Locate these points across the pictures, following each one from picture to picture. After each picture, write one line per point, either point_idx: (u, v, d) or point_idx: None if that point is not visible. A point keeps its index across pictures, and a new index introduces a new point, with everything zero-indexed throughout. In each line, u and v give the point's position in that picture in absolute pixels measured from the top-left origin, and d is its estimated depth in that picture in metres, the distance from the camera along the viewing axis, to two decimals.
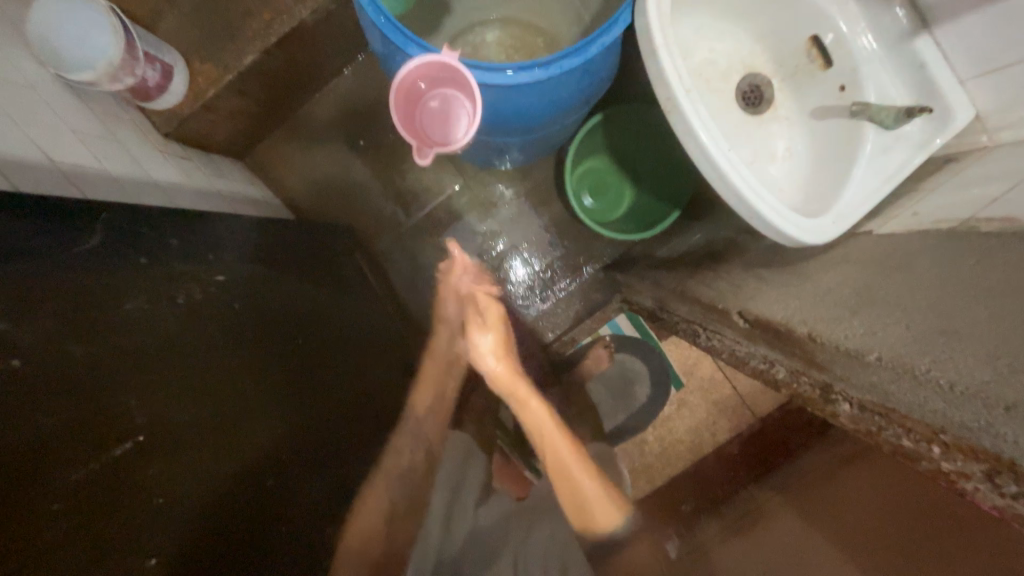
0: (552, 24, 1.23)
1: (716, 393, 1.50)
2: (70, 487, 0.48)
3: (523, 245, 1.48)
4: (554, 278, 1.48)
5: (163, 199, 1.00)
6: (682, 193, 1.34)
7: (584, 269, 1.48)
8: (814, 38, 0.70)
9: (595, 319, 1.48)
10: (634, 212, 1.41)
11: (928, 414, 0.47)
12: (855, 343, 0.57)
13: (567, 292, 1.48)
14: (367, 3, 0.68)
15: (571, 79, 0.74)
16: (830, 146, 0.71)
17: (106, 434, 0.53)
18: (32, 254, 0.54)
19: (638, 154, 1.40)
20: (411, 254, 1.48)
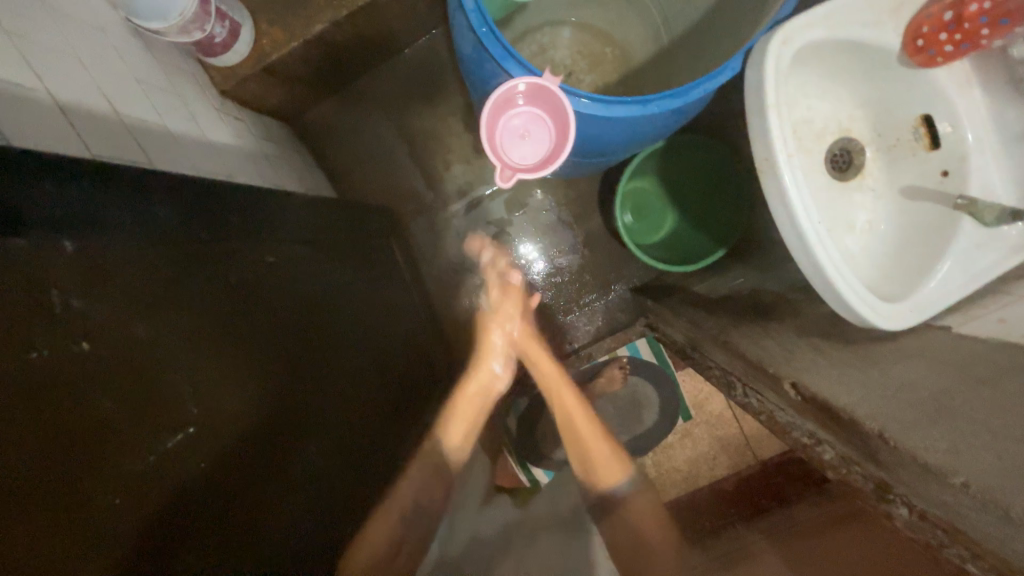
0: (630, 39, 1.19)
1: (722, 430, 1.50)
2: (127, 478, 0.48)
3: (556, 254, 1.46)
4: (581, 292, 1.46)
5: (222, 167, 0.98)
6: (729, 230, 1.32)
7: (613, 288, 1.46)
8: (925, 118, 0.67)
9: (615, 339, 1.46)
10: (675, 239, 1.38)
11: (1015, 555, 0.43)
12: (933, 458, 0.49)
13: (591, 308, 1.47)
14: (472, 8, 0.65)
15: (661, 118, 0.72)
16: (916, 230, 0.69)
17: (162, 424, 0.52)
18: (109, 229, 0.54)
19: (688, 182, 1.37)
20: (442, 245, 1.47)
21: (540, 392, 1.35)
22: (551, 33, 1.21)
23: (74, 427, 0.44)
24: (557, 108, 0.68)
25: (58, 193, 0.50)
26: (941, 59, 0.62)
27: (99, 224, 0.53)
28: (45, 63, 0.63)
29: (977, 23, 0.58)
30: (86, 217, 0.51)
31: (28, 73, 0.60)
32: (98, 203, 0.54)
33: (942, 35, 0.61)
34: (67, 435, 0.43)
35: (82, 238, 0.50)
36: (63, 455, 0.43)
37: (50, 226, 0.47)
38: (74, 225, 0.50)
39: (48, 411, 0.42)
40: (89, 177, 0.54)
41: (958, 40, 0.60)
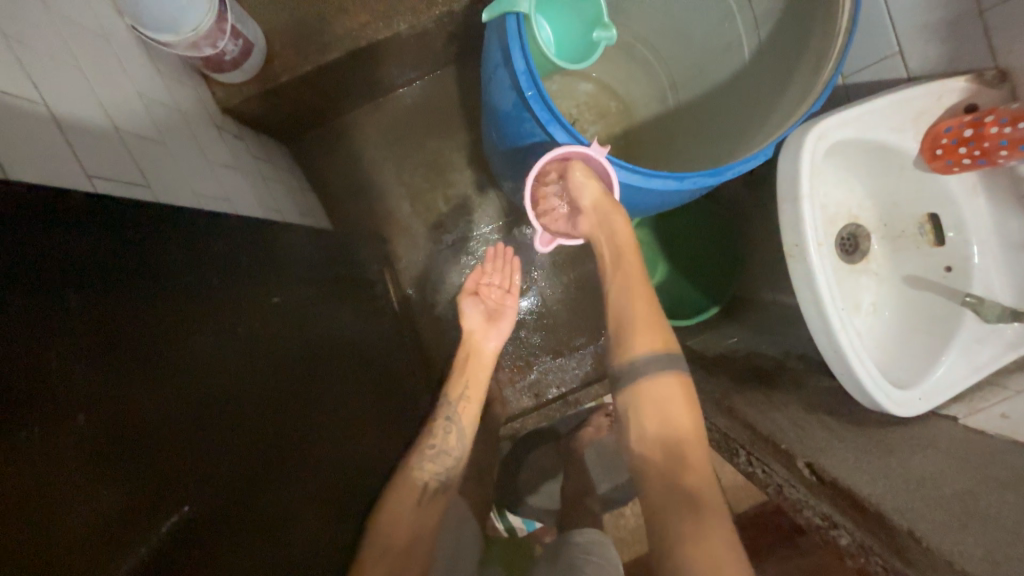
0: (636, 95, 1.04)
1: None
2: None
3: (539, 290, 1.27)
4: (570, 337, 1.28)
5: (221, 190, 0.83)
6: (727, 283, 1.17)
7: (601, 335, 1.29)
8: (931, 216, 0.73)
9: (603, 384, 1.27)
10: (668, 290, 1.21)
11: None
12: (973, 565, 0.52)
13: (578, 355, 1.29)
14: (522, 71, 0.68)
15: (690, 191, 0.77)
16: (919, 319, 0.73)
17: (167, 508, 0.46)
18: (114, 287, 0.48)
19: (683, 227, 1.21)
20: (427, 280, 1.29)
21: (532, 442, 1.30)
22: (559, 81, 1.01)
23: (68, 525, 0.37)
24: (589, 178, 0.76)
25: (64, 239, 0.45)
26: (957, 168, 0.68)
27: (104, 279, 0.47)
28: (44, 74, 0.54)
29: (995, 144, 0.63)
30: (87, 270, 0.46)
31: (24, 82, 0.51)
32: (100, 247, 0.49)
33: (963, 149, 0.66)
34: (59, 537, 0.36)
35: (83, 296, 0.44)
36: (55, 560, 0.36)
37: (58, 283, 0.42)
38: (75, 279, 0.44)
39: (40, 508, 0.36)
40: (76, 216, 0.47)
41: (977, 156, 0.65)
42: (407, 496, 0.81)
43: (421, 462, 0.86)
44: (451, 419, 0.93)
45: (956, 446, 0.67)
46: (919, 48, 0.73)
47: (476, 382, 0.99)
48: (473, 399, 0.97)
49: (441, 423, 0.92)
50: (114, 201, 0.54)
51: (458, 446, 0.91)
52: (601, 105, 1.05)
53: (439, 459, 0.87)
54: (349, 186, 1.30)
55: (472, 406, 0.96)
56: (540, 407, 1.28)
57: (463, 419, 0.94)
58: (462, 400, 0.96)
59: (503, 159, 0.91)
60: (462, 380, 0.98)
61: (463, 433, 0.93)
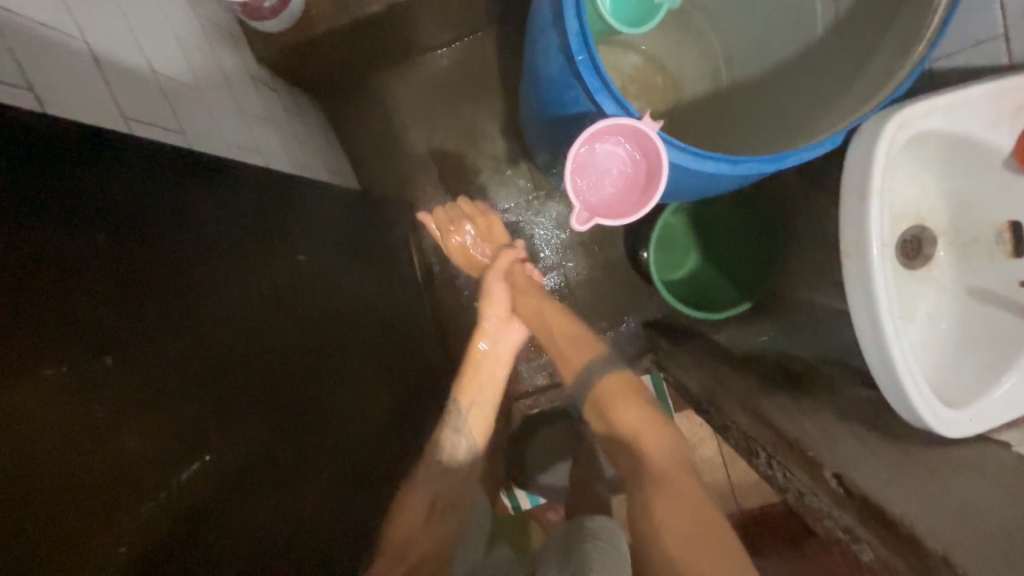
0: (691, 69, 0.96)
1: (711, 479, 1.32)
2: (149, 520, 0.40)
3: (565, 270, 1.24)
4: (593, 321, 1.25)
5: (253, 144, 0.81)
6: (765, 280, 1.11)
7: (625, 321, 1.25)
8: (1012, 223, 0.65)
9: (621, 372, 1.24)
10: (700, 282, 1.16)
11: None
12: None
13: (599, 340, 1.26)
14: (574, 33, 0.63)
15: (744, 177, 0.72)
16: (981, 335, 0.67)
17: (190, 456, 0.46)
18: (141, 231, 0.47)
19: (723, 217, 1.14)
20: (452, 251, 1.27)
21: (544, 422, 1.30)
22: (609, 49, 0.94)
23: (95, 464, 0.37)
24: (643, 157, 0.70)
25: (95, 178, 0.44)
26: None
27: (134, 224, 0.47)
28: (84, 7, 0.52)
29: None
30: (116, 212, 0.45)
31: (64, 14, 0.49)
32: (129, 191, 0.48)
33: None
34: (86, 476, 0.37)
35: (112, 238, 0.44)
36: (82, 496, 0.36)
37: (89, 222, 0.42)
38: (105, 221, 0.44)
39: (69, 445, 0.36)
40: (108, 157, 0.47)
41: None
42: (420, 505, 0.80)
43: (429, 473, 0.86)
44: (459, 429, 0.94)
45: (1006, 475, 0.63)
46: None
47: (490, 386, 1.01)
48: (483, 404, 0.99)
49: (448, 434, 0.92)
50: (149, 145, 0.53)
51: (467, 455, 0.92)
52: (650, 78, 0.98)
53: (448, 469, 0.88)
54: (380, 149, 1.27)
55: (480, 415, 0.98)
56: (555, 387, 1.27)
57: (472, 427, 0.96)
58: (472, 406, 0.98)
59: (542, 130, 0.87)
60: (473, 387, 1.00)
61: (471, 440, 0.94)
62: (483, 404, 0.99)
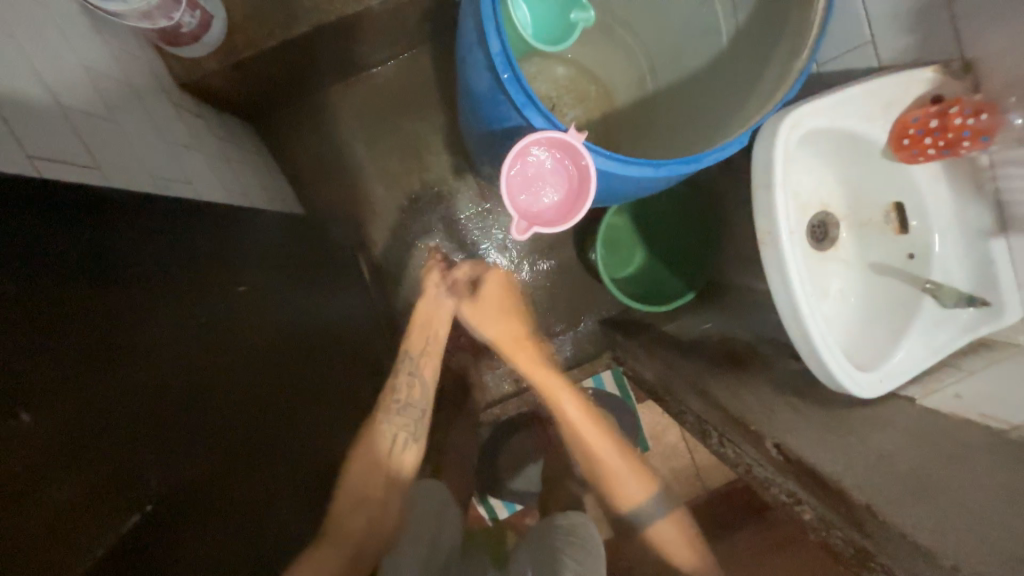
0: (617, 79, 1.03)
1: (676, 464, 1.38)
2: None
3: (519, 276, 1.27)
4: (551, 323, 1.29)
5: (181, 174, 0.78)
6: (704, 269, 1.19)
7: (581, 321, 1.29)
8: (897, 204, 0.75)
9: (582, 370, 1.28)
10: (646, 277, 1.22)
11: None
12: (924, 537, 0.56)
13: (558, 342, 1.29)
14: (497, 52, 0.66)
15: (668, 178, 0.77)
16: (883, 304, 0.76)
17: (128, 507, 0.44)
18: (59, 273, 0.45)
19: (661, 214, 1.21)
20: (405, 266, 1.27)
21: (512, 428, 1.31)
22: (539, 63, 0.98)
23: (16, 530, 0.35)
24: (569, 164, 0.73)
25: (4, 220, 0.42)
26: (922, 158, 0.71)
27: (50, 266, 0.44)
28: None
29: (960, 135, 0.66)
30: (24, 256, 0.42)
31: None
32: (42, 231, 0.45)
33: (927, 139, 0.69)
34: (8, 544, 0.34)
35: (25, 283, 0.41)
36: (2, 568, 0.34)
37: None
38: (17, 265, 0.41)
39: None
40: (14, 196, 0.43)
41: (941, 147, 0.68)
42: (373, 454, 0.80)
43: (383, 420, 0.83)
44: (413, 372, 0.89)
45: (914, 424, 0.71)
46: (890, 37, 0.73)
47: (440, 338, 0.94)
48: (433, 352, 0.92)
49: (403, 377, 0.88)
50: (59, 183, 0.50)
51: (424, 396, 0.88)
52: (580, 88, 1.03)
53: (404, 413, 0.85)
54: (322, 170, 1.25)
55: (434, 358, 0.92)
56: (519, 393, 1.28)
57: (425, 371, 0.90)
58: (423, 354, 0.92)
59: (481, 143, 0.89)
60: (421, 339, 0.93)
61: (426, 379, 0.90)
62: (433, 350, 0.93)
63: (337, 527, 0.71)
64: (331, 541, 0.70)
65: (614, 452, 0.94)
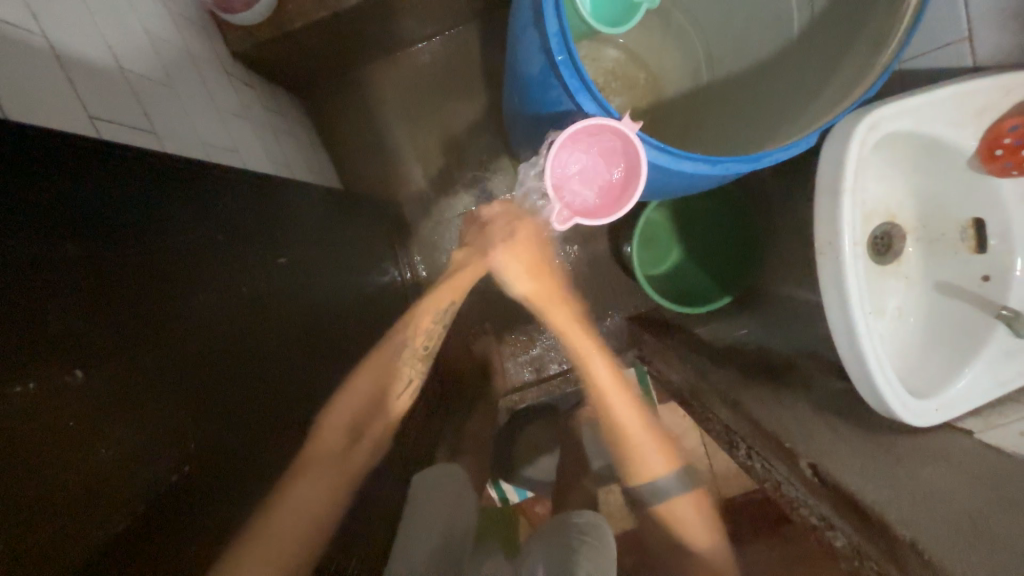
0: (671, 67, 0.97)
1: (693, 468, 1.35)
2: (121, 535, 0.40)
3: None
4: None
5: (229, 141, 0.79)
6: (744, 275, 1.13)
7: (609, 316, 1.26)
8: (976, 221, 0.69)
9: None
10: (682, 277, 1.17)
11: None
12: None
13: None
14: (553, 33, 0.63)
15: (724, 176, 0.73)
16: (946, 328, 0.70)
17: (170, 468, 0.45)
18: (112, 236, 0.46)
19: (704, 213, 1.16)
20: (436, 247, 1.27)
21: (530, 417, 1.31)
22: (591, 46, 0.94)
23: (66, 478, 0.37)
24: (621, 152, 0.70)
25: (59, 183, 0.43)
26: (1016, 172, 0.65)
27: (105, 231, 0.45)
28: (44, 2, 0.50)
29: None
30: (79, 220, 0.43)
31: (23, 12, 0.47)
32: (100, 196, 0.46)
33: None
34: (58, 492, 0.36)
35: (81, 247, 0.42)
36: (52, 511, 0.36)
37: (56, 231, 0.41)
38: (73, 229, 0.42)
39: (37, 466, 0.35)
40: (76, 164, 0.45)
41: None
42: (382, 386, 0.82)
43: (405, 362, 0.88)
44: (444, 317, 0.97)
45: (970, 458, 0.66)
46: (991, 35, 0.66)
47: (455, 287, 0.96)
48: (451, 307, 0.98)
49: (429, 324, 0.94)
50: (114, 147, 0.51)
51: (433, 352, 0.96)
52: (632, 75, 0.99)
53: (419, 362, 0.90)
54: (361, 145, 1.25)
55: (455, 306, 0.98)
56: (540, 383, 1.27)
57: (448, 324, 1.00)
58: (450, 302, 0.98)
59: (525, 128, 0.87)
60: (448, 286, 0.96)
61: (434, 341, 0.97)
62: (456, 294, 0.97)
63: (319, 460, 0.67)
64: (309, 471, 0.65)
65: (630, 413, 0.95)
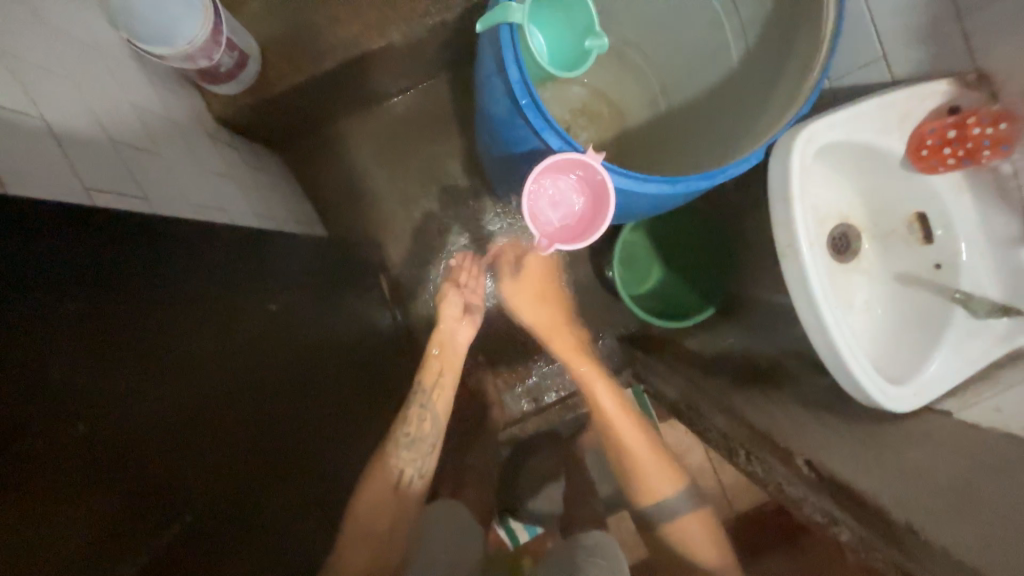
0: (628, 100, 1.05)
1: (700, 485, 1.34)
2: None
3: None
4: None
5: (218, 201, 0.82)
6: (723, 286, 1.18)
7: (600, 339, 1.26)
8: (919, 215, 0.75)
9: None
10: (665, 293, 1.21)
11: None
12: None
13: None
14: (515, 80, 0.70)
15: (687, 194, 0.79)
16: (912, 316, 0.75)
17: (161, 520, 0.45)
18: (111, 291, 0.48)
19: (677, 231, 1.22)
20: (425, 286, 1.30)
21: (532, 448, 1.30)
22: (552, 89, 1.02)
23: (66, 533, 0.38)
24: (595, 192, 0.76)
25: (61, 244, 0.45)
26: (943, 168, 0.70)
27: (104, 288, 0.48)
28: (38, 86, 0.54)
29: (978, 145, 0.66)
30: (81, 280, 0.46)
31: (21, 98, 0.51)
32: (99, 256, 0.49)
33: (946, 150, 0.69)
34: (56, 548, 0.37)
35: (85, 303, 0.45)
36: (54, 565, 0.36)
37: (62, 290, 0.43)
38: (76, 289, 0.45)
39: (26, 526, 0.35)
40: (71, 227, 0.47)
41: (961, 156, 0.68)
42: (381, 486, 0.77)
43: (394, 452, 0.80)
44: (426, 404, 0.86)
45: (953, 438, 0.68)
46: (901, 52, 0.75)
47: (451, 364, 0.93)
48: (448, 383, 0.91)
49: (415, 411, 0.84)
50: (110, 212, 0.54)
51: (435, 430, 0.85)
52: (593, 110, 1.06)
53: (413, 448, 0.81)
54: (344, 195, 1.30)
55: (447, 390, 0.89)
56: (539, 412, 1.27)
57: (439, 403, 0.87)
58: (435, 386, 0.89)
59: (498, 166, 0.92)
60: (434, 365, 0.91)
61: (439, 418, 0.86)
62: (447, 364, 0.93)
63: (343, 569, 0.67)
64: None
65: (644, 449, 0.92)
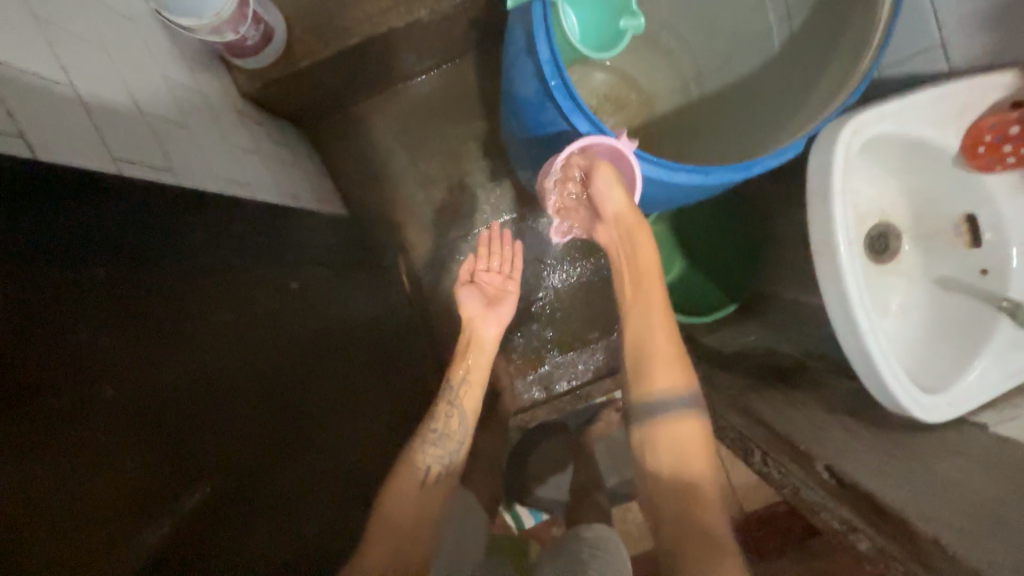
0: (660, 85, 1.01)
1: None
2: (143, 553, 0.42)
3: (555, 283, 1.27)
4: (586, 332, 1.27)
5: (242, 176, 0.82)
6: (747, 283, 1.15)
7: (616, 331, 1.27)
8: (968, 216, 0.71)
9: (617, 381, 1.25)
10: (686, 288, 1.18)
11: None
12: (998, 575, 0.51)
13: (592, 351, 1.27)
14: (546, 59, 0.67)
15: (718, 186, 0.76)
16: (952, 323, 0.71)
17: (180, 487, 0.46)
18: (135, 261, 0.49)
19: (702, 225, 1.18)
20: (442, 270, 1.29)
21: (542, 437, 1.30)
22: (581, 71, 0.99)
23: (89, 494, 0.39)
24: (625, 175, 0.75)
25: (87, 212, 0.46)
26: (1000, 167, 0.66)
27: (128, 257, 0.48)
28: (69, 52, 0.54)
29: None
30: (106, 248, 0.46)
31: (53, 64, 0.51)
32: (122, 225, 0.49)
33: (1006, 146, 0.65)
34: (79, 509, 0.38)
35: (110, 272, 0.45)
36: (77, 525, 0.37)
37: (87, 257, 0.44)
38: (101, 256, 0.45)
39: (51, 485, 0.36)
40: (97, 194, 0.48)
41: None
42: (408, 481, 0.78)
43: (422, 448, 0.82)
44: (454, 402, 0.88)
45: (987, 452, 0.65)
46: (963, 40, 0.69)
47: (479, 365, 0.95)
48: (476, 383, 0.93)
49: (443, 408, 0.87)
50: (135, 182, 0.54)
51: (461, 429, 0.87)
52: (623, 95, 1.03)
53: (441, 443, 0.84)
54: (365, 175, 1.29)
55: (476, 387, 0.92)
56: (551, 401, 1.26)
57: (467, 401, 0.90)
58: (463, 384, 0.92)
59: (522, 149, 0.90)
60: (463, 366, 0.93)
61: (467, 417, 0.89)
62: (476, 367, 0.94)
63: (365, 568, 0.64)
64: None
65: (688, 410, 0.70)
